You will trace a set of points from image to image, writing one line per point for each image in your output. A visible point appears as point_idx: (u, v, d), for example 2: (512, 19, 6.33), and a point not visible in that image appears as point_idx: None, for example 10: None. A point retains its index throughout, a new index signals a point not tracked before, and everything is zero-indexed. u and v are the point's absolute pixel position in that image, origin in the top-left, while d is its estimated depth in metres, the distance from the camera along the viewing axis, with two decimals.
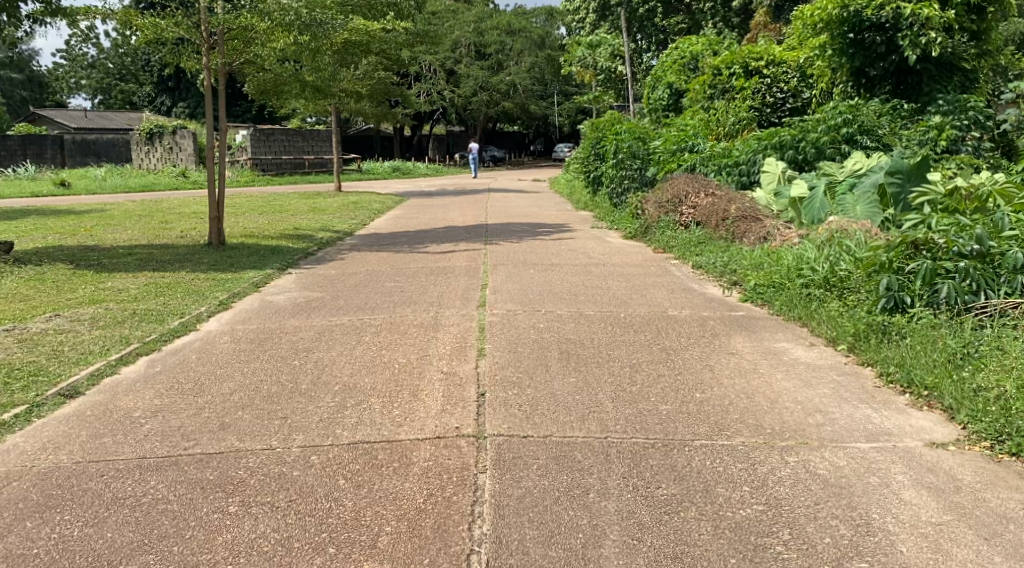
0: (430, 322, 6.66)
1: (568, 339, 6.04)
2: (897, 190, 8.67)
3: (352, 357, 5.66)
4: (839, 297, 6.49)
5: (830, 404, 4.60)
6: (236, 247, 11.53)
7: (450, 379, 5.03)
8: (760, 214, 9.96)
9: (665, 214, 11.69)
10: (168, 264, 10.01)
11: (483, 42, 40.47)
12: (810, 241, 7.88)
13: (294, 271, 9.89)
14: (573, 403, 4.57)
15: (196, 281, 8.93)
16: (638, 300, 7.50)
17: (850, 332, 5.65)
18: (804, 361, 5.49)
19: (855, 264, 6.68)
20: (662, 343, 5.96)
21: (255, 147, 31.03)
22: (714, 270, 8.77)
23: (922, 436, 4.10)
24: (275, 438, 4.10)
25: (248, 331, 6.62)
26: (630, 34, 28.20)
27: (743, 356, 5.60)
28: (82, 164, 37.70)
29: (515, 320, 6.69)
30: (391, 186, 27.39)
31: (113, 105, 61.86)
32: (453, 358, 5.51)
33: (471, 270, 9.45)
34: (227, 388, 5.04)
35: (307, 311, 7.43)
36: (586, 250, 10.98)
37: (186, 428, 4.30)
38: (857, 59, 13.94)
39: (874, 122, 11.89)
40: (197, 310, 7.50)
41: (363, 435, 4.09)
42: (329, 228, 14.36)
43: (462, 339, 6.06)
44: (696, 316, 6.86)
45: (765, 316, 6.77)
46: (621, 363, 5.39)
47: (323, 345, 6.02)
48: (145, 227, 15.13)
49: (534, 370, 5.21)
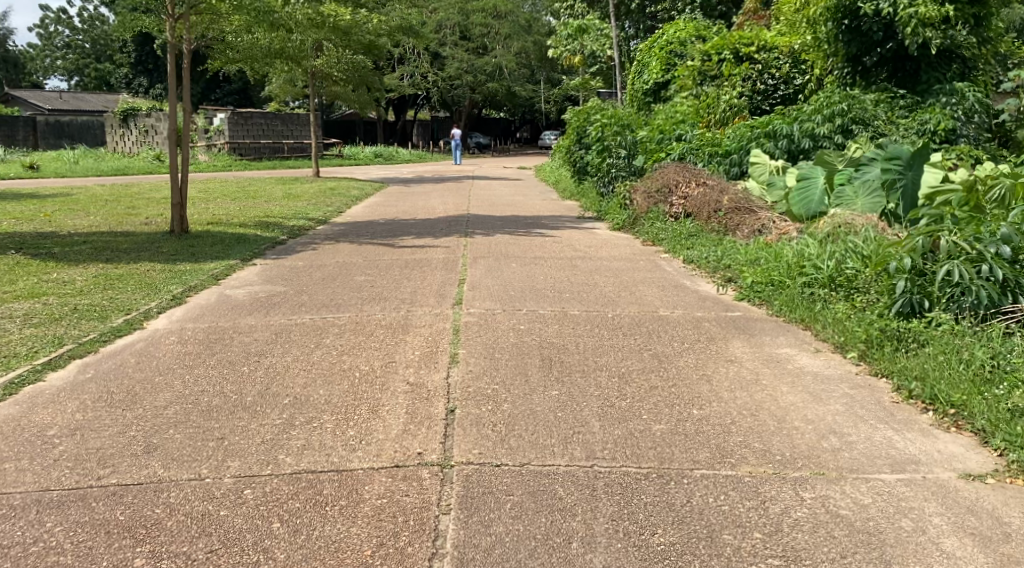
0: (399, 322, 6.07)
1: (551, 344, 5.48)
2: (896, 177, 7.81)
3: (308, 363, 5.08)
4: (846, 298, 5.96)
5: (844, 424, 4.06)
6: (200, 235, 10.87)
7: (415, 392, 4.45)
8: (754, 206, 9.47)
9: (654, 204, 11.15)
10: (124, 253, 9.36)
11: (468, 26, 39.67)
12: (811, 235, 7.33)
13: (259, 262, 9.29)
14: (555, 421, 4.01)
15: (151, 272, 8.29)
16: (628, 299, 6.95)
17: (860, 338, 5.12)
18: (811, 370, 4.95)
19: (863, 262, 6.18)
20: (653, 348, 5.39)
21: (234, 130, 30.17)
22: (706, 265, 8.22)
23: (954, 465, 3.57)
24: (206, 466, 3.52)
25: (198, 332, 6.02)
26: (619, 19, 27.51)
27: (744, 365, 5.06)
28: (55, 146, 36.78)
29: (494, 320, 6.13)
30: (371, 172, 26.72)
31: (87, 85, 60.43)
32: (422, 366, 4.93)
33: (449, 263, 8.91)
34: (162, 400, 4.45)
35: (266, 308, 6.82)
36: (571, 242, 10.43)
37: (107, 450, 3.71)
38: (853, 46, 13.39)
39: (870, 113, 11.39)
40: (147, 305, 6.87)
41: (307, 463, 3.52)
42: (302, 216, 13.69)
43: (433, 343, 5.48)
44: (689, 317, 6.32)
45: (764, 317, 6.24)
46: (609, 373, 4.82)
47: (278, 349, 5.44)
48: (109, 213, 14.42)
49: (512, 381, 4.64)
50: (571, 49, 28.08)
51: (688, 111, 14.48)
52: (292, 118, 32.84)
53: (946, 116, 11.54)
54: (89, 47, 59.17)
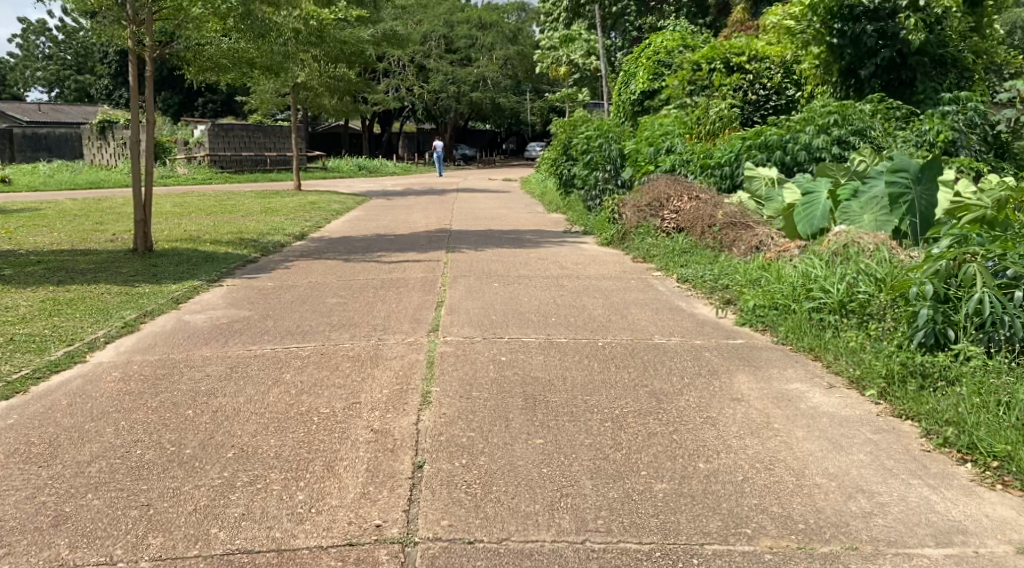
0: (368, 354, 5.48)
1: (536, 379, 4.91)
2: (902, 193, 7.08)
3: (262, 405, 4.51)
4: (859, 325, 5.43)
5: (873, 479, 3.53)
6: (166, 254, 10.26)
7: (379, 441, 3.88)
8: (750, 221, 8.96)
9: (645, 219, 10.60)
10: (80, 274, 8.78)
11: (452, 38, 39.29)
12: (816, 254, 6.81)
13: (226, 283, 8.70)
14: (539, 480, 3.46)
15: (106, 296, 7.68)
16: (620, 325, 6.40)
17: (880, 374, 4.61)
18: (827, 411, 4.42)
19: (877, 285, 5.63)
20: (650, 385, 4.83)
21: (214, 143, 29.62)
22: (703, 285, 7.70)
23: (1008, 535, 3.04)
24: (122, 543, 2.96)
25: (144, 366, 5.43)
26: (604, 30, 27.09)
27: (751, 405, 4.53)
28: (32, 158, 36.06)
29: (473, 350, 5.57)
30: (354, 185, 26.14)
31: (67, 96, 59.57)
32: (389, 409, 4.35)
33: (427, 283, 8.36)
34: (87, 453, 3.86)
35: (225, 336, 6.24)
36: (558, 259, 9.90)
37: (5, 523, 3.13)
38: (846, 55, 12.94)
39: (867, 124, 11.04)
40: (93, 335, 6.28)
41: (243, 540, 2.96)
42: (278, 231, 13.10)
43: (405, 379, 4.90)
44: (687, 346, 5.78)
45: (769, 346, 5.72)
46: (601, 416, 4.26)
47: (231, 387, 4.86)
48: (75, 229, 13.77)
49: (493, 427, 4.08)
50: (555, 61, 27.65)
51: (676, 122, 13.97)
52: (273, 130, 32.26)
53: (945, 127, 11.10)
54: (70, 59, 58.53)
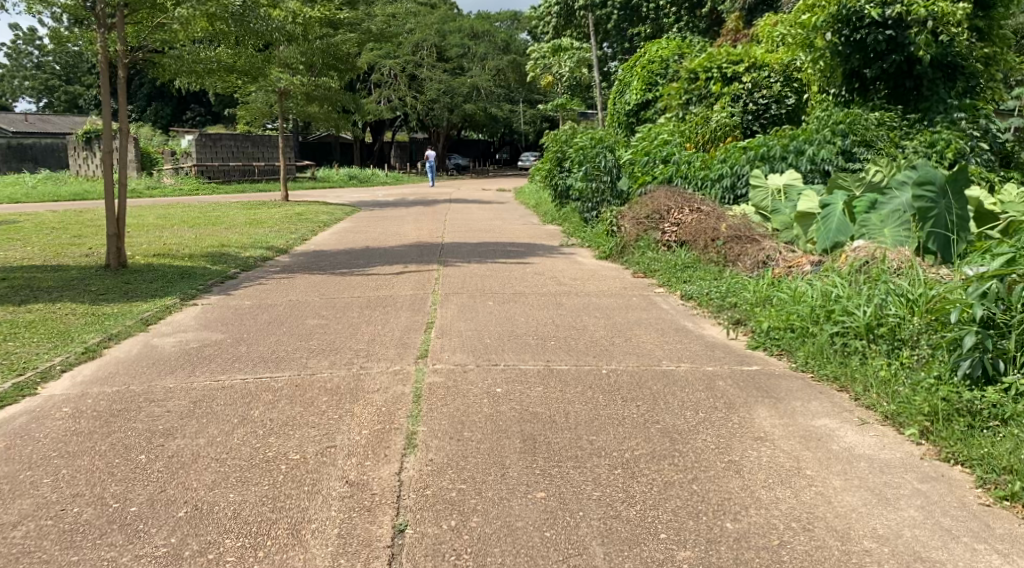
0: (349, 386, 4.95)
1: (535, 416, 4.37)
2: (929, 207, 6.50)
3: (224, 450, 3.97)
4: (888, 355, 4.93)
5: (933, 545, 3.03)
6: (140, 270, 9.72)
7: (356, 498, 3.35)
8: (755, 234, 8.46)
9: (645, 232, 10.11)
10: (46, 292, 8.22)
11: (445, 46, 38.90)
12: (833, 273, 6.32)
13: (201, 301, 8.17)
14: (541, 548, 2.96)
15: (69, 317, 7.13)
16: (624, 349, 5.88)
17: (922, 411, 4.12)
18: (864, 454, 3.92)
19: (908, 307, 5.13)
20: (661, 422, 4.31)
21: (201, 153, 29.10)
22: (709, 302, 7.20)
23: None
24: None
25: (100, 400, 4.89)
26: (597, 38, 26.66)
27: (778, 445, 4.02)
28: (17, 169, 35.46)
29: (465, 381, 5.04)
30: (343, 196, 25.62)
31: (55, 106, 58.83)
32: (368, 455, 3.82)
33: (416, 301, 7.84)
34: (14, 513, 3.32)
35: (193, 364, 5.71)
36: (554, 273, 9.40)
37: None
38: (853, 61, 12.35)
39: (873, 134, 10.41)
40: (48, 362, 5.74)
41: None
42: (262, 244, 12.56)
43: (387, 417, 4.36)
44: (698, 373, 5.25)
45: (789, 374, 5.21)
46: (612, 461, 3.75)
47: (192, 427, 4.32)
48: (50, 243, 13.21)
49: (487, 477, 3.56)
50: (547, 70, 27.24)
51: (674, 132, 13.47)
52: (262, 140, 31.74)
53: (955, 137, 10.68)
54: (58, 69, 57.80)
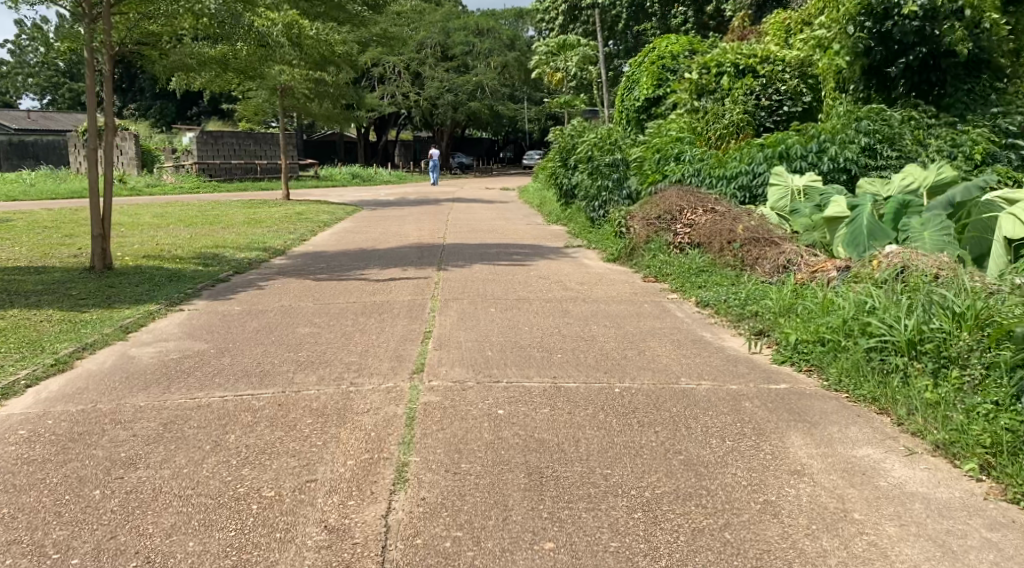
0: (336, 406, 4.48)
1: (541, 444, 3.89)
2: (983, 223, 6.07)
3: (190, 485, 3.49)
4: (934, 375, 4.43)
5: None
6: (127, 272, 9.26)
7: (334, 550, 2.88)
8: (775, 237, 7.96)
9: (655, 233, 9.59)
10: (24, 297, 7.78)
11: (449, 44, 38.31)
12: (864, 282, 5.81)
13: (188, 306, 7.72)
14: None
15: (43, 325, 6.67)
16: (638, 364, 5.39)
17: (982, 444, 3.64)
18: (918, 492, 3.43)
19: (954, 320, 4.63)
20: (685, 452, 3.83)
21: (202, 151, 28.68)
22: (728, 310, 6.70)
23: None
24: None
25: (60, 421, 4.42)
26: (602, 35, 26.24)
27: (818, 482, 3.53)
28: (18, 166, 35.13)
29: (464, 401, 4.56)
30: (345, 194, 25.20)
31: (61, 102, 58.44)
32: (353, 492, 3.35)
33: (414, 308, 7.39)
34: None
35: (169, 378, 5.24)
36: (560, 277, 8.92)
37: None
38: (875, 55, 11.72)
39: (896, 132, 9.86)
40: (14, 375, 5.29)
41: None
42: (257, 245, 12.11)
43: (376, 443, 3.90)
44: (721, 393, 4.76)
45: (821, 394, 4.71)
46: (631, 503, 3.26)
47: (157, 456, 3.84)
48: (38, 242, 12.76)
49: (488, 523, 3.08)
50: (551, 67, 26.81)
51: (685, 128, 12.96)
52: (263, 138, 31.27)
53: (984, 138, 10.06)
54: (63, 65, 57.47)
